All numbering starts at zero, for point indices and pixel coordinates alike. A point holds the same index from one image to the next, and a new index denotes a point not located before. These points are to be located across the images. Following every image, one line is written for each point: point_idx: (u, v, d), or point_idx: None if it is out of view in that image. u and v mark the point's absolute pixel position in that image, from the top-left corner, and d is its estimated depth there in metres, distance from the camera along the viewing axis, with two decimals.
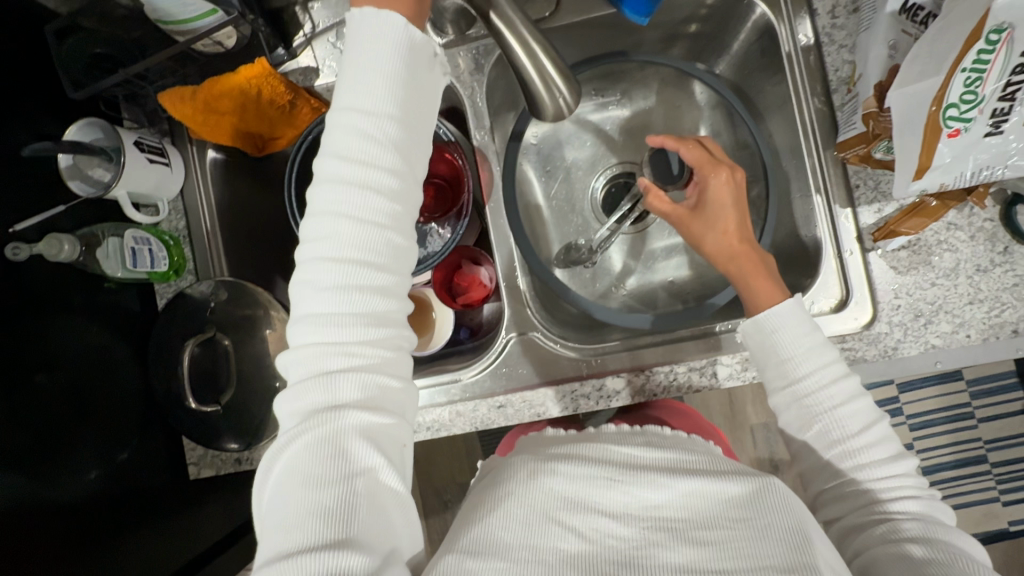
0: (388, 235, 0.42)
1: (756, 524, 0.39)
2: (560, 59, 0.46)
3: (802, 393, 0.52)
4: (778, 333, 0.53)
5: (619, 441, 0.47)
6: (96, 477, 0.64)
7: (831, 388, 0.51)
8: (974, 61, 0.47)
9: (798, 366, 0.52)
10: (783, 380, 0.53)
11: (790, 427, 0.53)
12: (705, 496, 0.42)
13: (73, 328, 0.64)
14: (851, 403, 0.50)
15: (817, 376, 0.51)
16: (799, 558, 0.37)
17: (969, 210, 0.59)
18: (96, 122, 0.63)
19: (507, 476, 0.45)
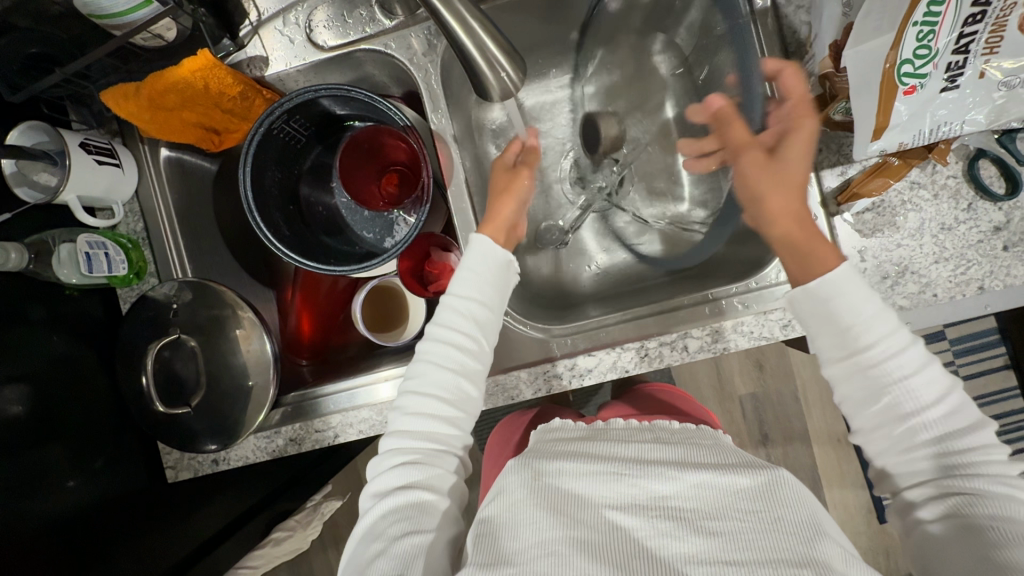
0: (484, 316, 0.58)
1: (767, 517, 0.40)
2: (499, 34, 0.44)
3: (867, 363, 0.49)
4: (835, 301, 0.50)
5: (626, 440, 0.50)
6: (75, 485, 0.63)
7: (901, 357, 0.49)
8: (925, 13, 0.46)
9: (862, 334, 0.50)
10: (843, 351, 0.51)
11: (854, 401, 0.51)
12: (711, 487, 0.42)
13: (34, 338, 0.63)
14: (923, 371, 0.48)
15: (889, 341, 0.49)
16: (808, 552, 0.37)
17: (931, 168, 0.59)
18: (40, 125, 0.61)
19: (510, 476, 0.47)
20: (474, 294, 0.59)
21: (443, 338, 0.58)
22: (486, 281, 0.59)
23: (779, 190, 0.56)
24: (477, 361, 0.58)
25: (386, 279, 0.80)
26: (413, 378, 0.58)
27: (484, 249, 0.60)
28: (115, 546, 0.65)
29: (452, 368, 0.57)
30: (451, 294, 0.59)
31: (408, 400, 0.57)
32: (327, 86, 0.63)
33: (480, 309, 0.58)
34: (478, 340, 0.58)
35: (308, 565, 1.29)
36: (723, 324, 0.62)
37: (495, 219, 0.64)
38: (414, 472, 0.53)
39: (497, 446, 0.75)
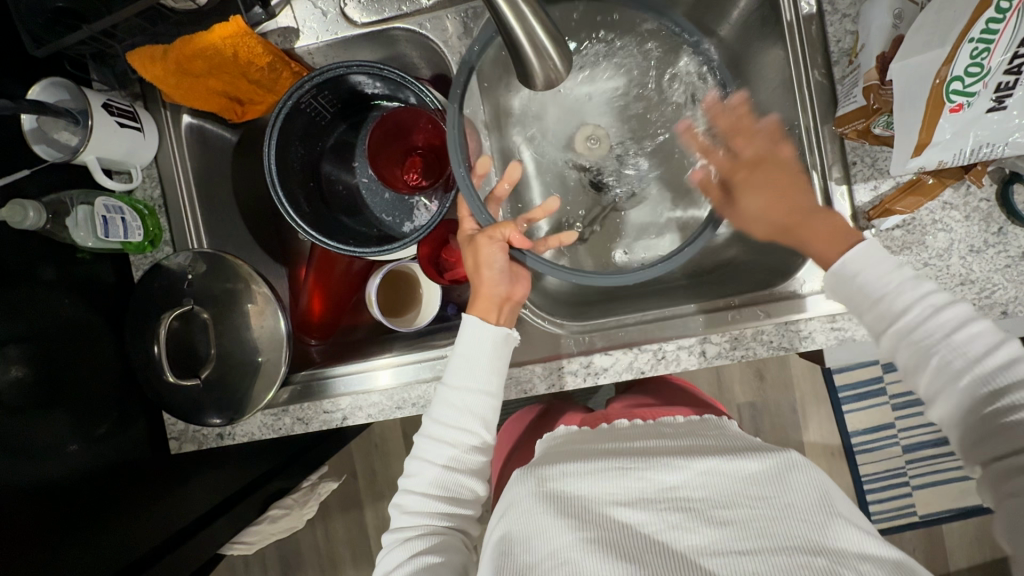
0: (491, 399, 0.59)
1: (778, 503, 0.40)
2: (547, 20, 0.43)
3: (908, 327, 0.50)
4: (863, 276, 0.52)
5: (632, 438, 0.51)
6: (78, 450, 0.63)
7: (939, 317, 0.49)
8: (982, 31, 0.46)
9: (894, 302, 0.51)
10: (883, 322, 0.51)
11: (908, 368, 0.51)
12: (720, 474, 0.43)
13: (44, 300, 0.62)
14: (966, 328, 0.48)
15: (918, 306, 0.50)
16: (820, 538, 0.37)
17: (965, 189, 0.58)
18: (62, 82, 0.59)
19: (515, 487, 0.47)
20: (472, 385, 0.58)
21: (440, 435, 0.58)
22: (485, 370, 0.59)
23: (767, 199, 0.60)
24: (478, 453, 0.58)
25: (402, 264, 0.79)
26: (411, 476, 0.58)
27: (477, 336, 0.60)
28: (114, 516, 0.64)
29: (451, 466, 0.57)
30: (448, 382, 0.59)
31: (407, 498, 0.57)
32: (360, 63, 0.61)
33: (476, 401, 0.58)
34: (478, 434, 0.58)
35: (297, 543, 1.29)
36: (744, 331, 0.61)
37: (480, 296, 0.62)
38: (420, 542, 0.53)
39: (506, 440, 0.75)
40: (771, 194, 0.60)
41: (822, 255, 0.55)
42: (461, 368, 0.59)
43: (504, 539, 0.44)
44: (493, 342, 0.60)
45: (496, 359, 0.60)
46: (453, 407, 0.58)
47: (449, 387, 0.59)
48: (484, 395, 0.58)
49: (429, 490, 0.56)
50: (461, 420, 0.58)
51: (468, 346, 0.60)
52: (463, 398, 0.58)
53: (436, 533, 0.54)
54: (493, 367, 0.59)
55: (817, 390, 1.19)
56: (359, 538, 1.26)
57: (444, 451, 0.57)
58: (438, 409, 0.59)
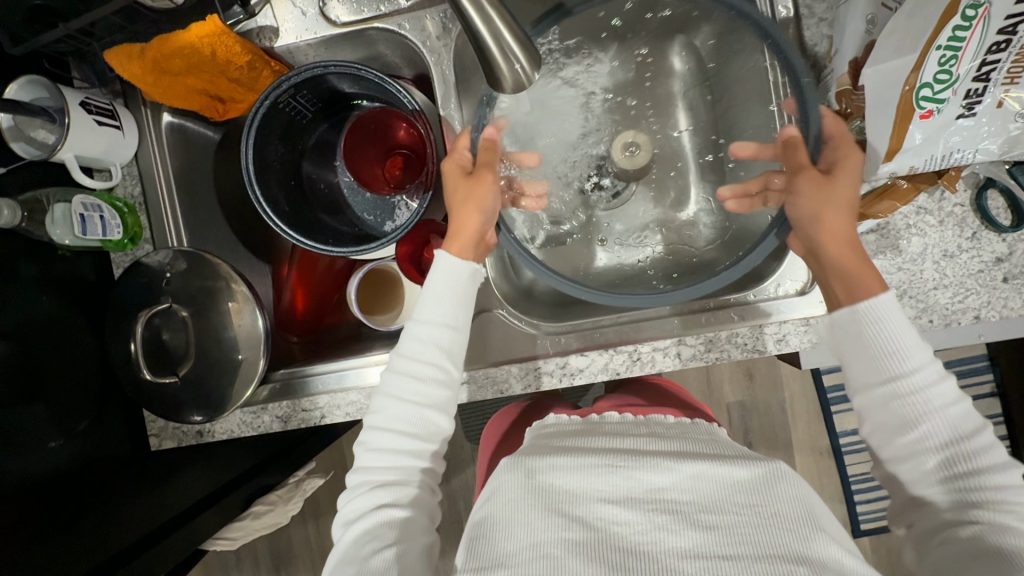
0: (457, 333, 0.58)
1: (764, 512, 0.40)
2: (514, 25, 0.43)
3: (905, 389, 0.49)
4: (884, 323, 0.50)
5: (621, 435, 0.50)
6: (57, 447, 0.63)
7: (940, 387, 0.48)
8: (949, 38, 0.46)
9: (895, 363, 0.50)
10: (884, 373, 0.50)
11: (886, 429, 0.50)
12: (708, 479, 0.43)
13: (24, 297, 0.62)
14: (961, 403, 0.48)
15: (922, 373, 0.49)
16: (805, 550, 0.38)
17: (940, 194, 0.58)
18: (40, 81, 0.60)
19: (504, 475, 0.47)
20: (443, 316, 0.58)
21: (407, 367, 0.56)
22: (456, 303, 0.58)
23: (829, 217, 0.54)
24: (445, 388, 0.57)
25: (383, 263, 0.79)
26: (378, 414, 0.56)
27: (450, 269, 0.59)
28: (96, 512, 0.64)
29: (419, 402, 0.56)
30: (417, 319, 0.58)
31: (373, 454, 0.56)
32: (337, 63, 0.61)
33: (448, 335, 0.57)
34: (444, 368, 0.57)
35: (288, 539, 1.30)
36: (719, 333, 0.62)
37: (460, 234, 0.61)
38: (383, 495, 0.53)
39: (490, 437, 0.75)
40: (829, 214, 0.53)
41: (863, 287, 0.52)
42: (431, 300, 0.58)
43: (481, 522, 0.44)
44: (461, 275, 0.59)
45: (464, 294, 0.59)
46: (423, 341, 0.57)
47: (417, 322, 0.58)
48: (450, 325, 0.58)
49: (400, 427, 0.55)
50: (428, 352, 0.57)
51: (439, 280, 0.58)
52: (429, 334, 0.57)
53: (407, 483, 0.54)
54: (462, 304, 0.59)
55: (805, 389, 1.20)
56: None
57: (410, 386, 0.56)
58: (405, 336, 0.58)
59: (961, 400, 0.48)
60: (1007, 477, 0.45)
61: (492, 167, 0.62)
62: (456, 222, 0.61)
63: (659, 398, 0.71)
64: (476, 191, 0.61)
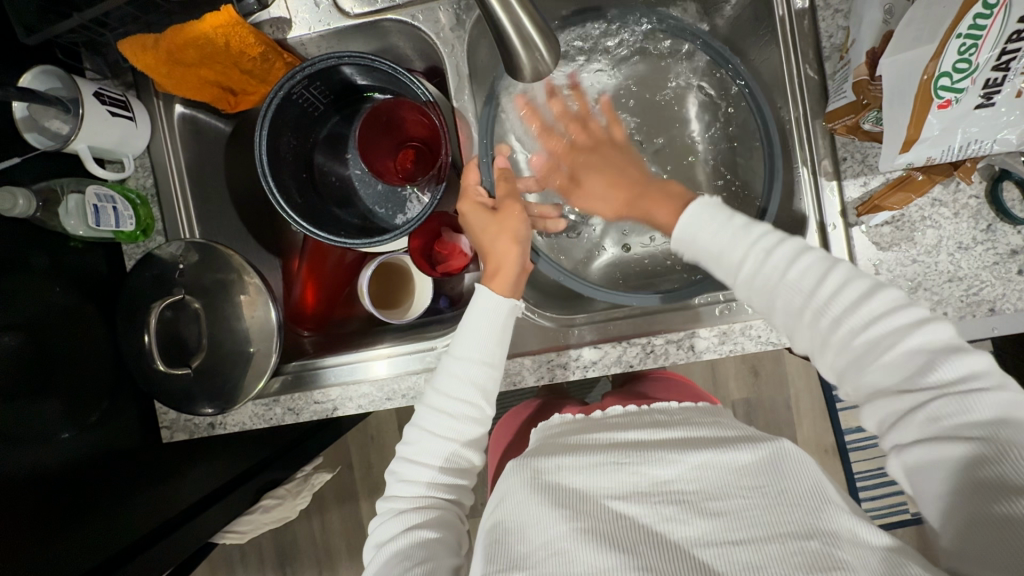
0: (494, 371, 0.59)
1: (771, 491, 0.40)
2: (535, 13, 0.43)
3: (824, 304, 0.49)
4: (780, 268, 0.51)
5: (622, 427, 0.50)
6: (69, 438, 0.63)
7: (846, 291, 0.48)
8: (970, 26, 0.46)
9: (764, 277, 0.51)
10: (802, 297, 0.50)
11: (824, 343, 0.49)
12: (717, 466, 0.43)
13: (36, 288, 0.62)
14: (876, 301, 0.47)
15: (801, 280, 0.50)
16: (814, 522, 0.38)
17: (955, 186, 0.58)
18: (53, 71, 0.59)
19: (510, 478, 0.47)
20: (477, 357, 0.58)
21: (442, 404, 0.58)
22: (489, 341, 0.59)
23: (603, 180, 0.65)
24: (478, 425, 0.58)
25: (394, 256, 0.79)
26: (410, 446, 0.58)
27: (486, 308, 0.60)
28: (108, 504, 0.64)
29: (449, 437, 0.57)
30: (453, 354, 0.59)
31: (406, 468, 0.57)
32: (351, 53, 0.61)
33: (484, 374, 0.58)
34: (480, 406, 0.58)
35: (293, 535, 1.30)
36: (732, 325, 0.62)
37: (504, 267, 0.62)
38: (414, 516, 0.53)
39: (503, 433, 0.75)
40: (593, 201, 0.66)
41: (661, 222, 0.60)
42: (469, 337, 0.59)
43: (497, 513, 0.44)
44: (500, 314, 0.60)
45: (503, 332, 0.60)
46: (461, 379, 0.58)
47: (455, 358, 0.59)
48: (488, 365, 0.58)
49: (433, 462, 0.57)
50: (464, 390, 0.58)
51: (476, 313, 0.60)
52: (467, 373, 0.58)
53: (434, 507, 0.54)
54: (499, 342, 0.59)
55: (811, 386, 1.20)
56: (354, 530, 1.27)
57: (447, 421, 0.57)
58: (443, 369, 0.59)
59: (874, 290, 0.48)
60: (950, 369, 0.44)
61: (512, 195, 0.65)
62: (497, 254, 0.63)
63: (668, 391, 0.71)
64: (503, 223, 0.63)
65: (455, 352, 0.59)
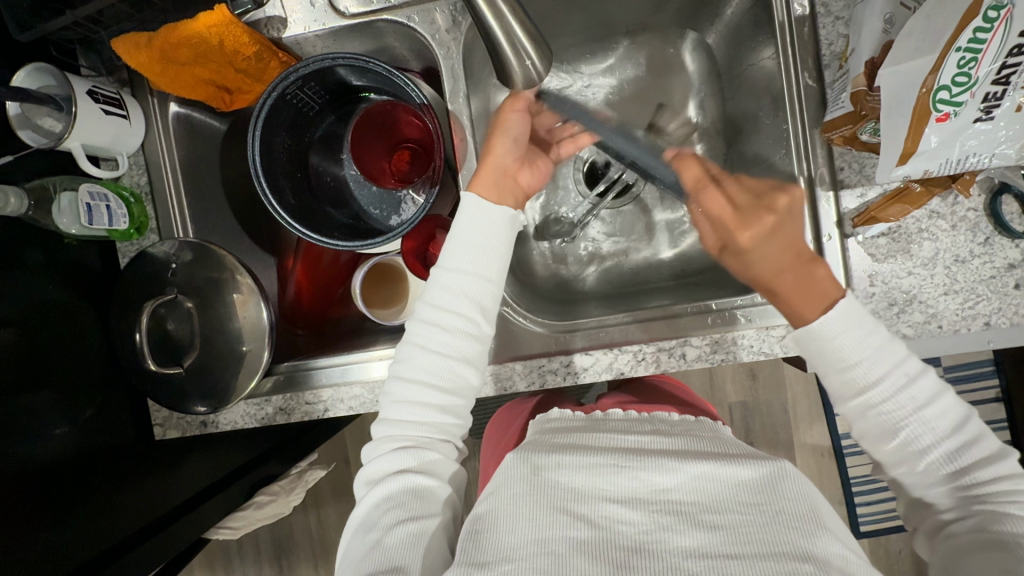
0: (492, 285, 0.57)
1: (768, 510, 0.40)
2: (530, 22, 0.43)
3: (878, 400, 0.49)
4: (841, 339, 0.50)
5: (624, 431, 0.50)
6: (63, 433, 0.63)
7: (912, 389, 0.48)
8: (969, 40, 0.45)
9: (863, 372, 0.49)
10: (854, 390, 0.50)
11: (870, 437, 0.50)
12: (715, 479, 0.43)
13: (29, 285, 0.62)
14: (936, 402, 0.48)
15: (870, 371, 0.49)
16: (806, 545, 0.38)
17: (953, 199, 0.58)
18: (47, 68, 0.59)
19: (509, 470, 0.46)
20: (471, 268, 0.56)
21: (436, 317, 0.56)
22: (489, 255, 0.57)
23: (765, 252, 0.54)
24: (475, 343, 0.56)
25: (387, 258, 0.79)
26: (404, 362, 0.56)
27: (478, 212, 0.57)
28: (101, 501, 0.64)
29: (447, 353, 0.55)
30: (446, 267, 0.57)
31: (399, 389, 0.55)
32: (346, 55, 0.61)
33: (481, 284, 0.56)
34: (476, 322, 0.56)
35: (289, 527, 1.30)
36: (724, 335, 0.62)
37: (486, 162, 0.60)
38: (410, 459, 0.52)
39: (494, 436, 0.75)
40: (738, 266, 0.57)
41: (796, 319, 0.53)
42: (462, 246, 0.57)
43: (479, 518, 0.44)
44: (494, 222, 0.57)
45: (497, 245, 0.57)
46: (454, 291, 0.56)
47: (449, 268, 0.57)
48: (481, 275, 0.56)
49: (425, 378, 0.55)
50: (458, 300, 0.56)
51: (467, 219, 0.58)
52: (459, 280, 0.56)
53: (429, 446, 0.53)
54: (494, 254, 0.57)
55: (808, 391, 1.19)
56: None
57: (441, 330, 0.55)
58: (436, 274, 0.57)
59: (943, 394, 0.49)
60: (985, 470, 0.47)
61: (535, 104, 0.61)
62: (488, 149, 0.60)
63: (660, 396, 0.71)
64: (501, 126, 0.61)
65: (447, 261, 0.57)
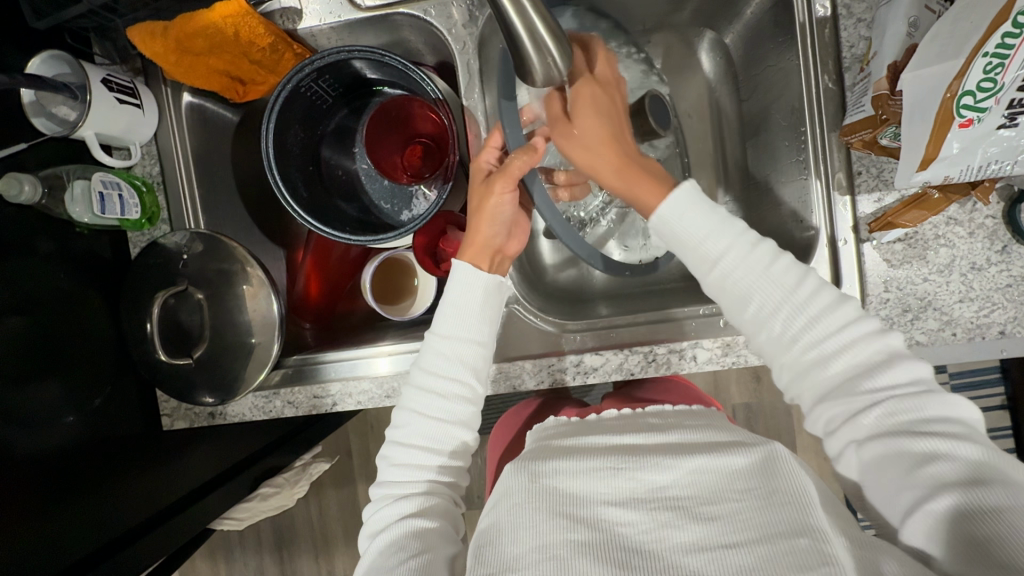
0: (482, 348, 0.58)
1: (763, 492, 0.40)
2: (550, 19, 0.43)
3: None
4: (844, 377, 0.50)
5: (617, 430, 0.50)
6: (72, 421, 0.63)
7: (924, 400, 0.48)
8: (997, 45, 0.44)
9: (712, 245, 0.52)
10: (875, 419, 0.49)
11: None
12: (711, 470, 0.42)
13: (40, 272, 0.62)
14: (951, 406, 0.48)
15: (737, 244, 0.52)
16: (806, 518, 0.38)
17: (972, 206, 0.57)
18: (61, 56, 0.59)
19: (508, 482, 0.45)
20: (464, 335, 0.58)
21: (428, 385, 0.57)
22: (477, 319, 0.58)
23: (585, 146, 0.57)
24: (469, 405, 0.57)
25: (398, 253, 0.79)
26: (399, 429, 0.57)
27: (469, 281, 0.59)
28: (107, 492, 0.64)
29: (441, 418, 0.56)
30: (437, 332, 0.59)
31: (397, 451, 0.56)
32: (362, 48, 0.60)
33: (472, 348, 0.57)
34: (470, 385, 0.57)
35: (291, 518, 1.31)
36: (736, 338, 0.61)
37: (474, 241, 0.60)
38: (410, 504, 0.52)
39: (500, 438, 0.75)
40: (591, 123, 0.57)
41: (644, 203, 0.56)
42: (449, 315, 0.58)
43: (487, 531, 0.43)
44: (484, 287, 0.59)
45: (487, 310, 0.59)
46: (444, 356, 0.57)
47: (438, 335, 0.58)
48: (471, 341, 0.58)
49: (421, 443, 0.55)
50: (449, 365, 0.57)
51: (456, 286, 0.59)
52: (449, 347, 0.57)
53: (434, 494, 0.53)
54: (485, 318, 0.59)
55: None
56: (350, 515, 1.28)
57: (432, 397, 0.56)
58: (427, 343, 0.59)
59: (840, 305, 0.49)
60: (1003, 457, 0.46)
61: (515, 174, 0.59)
62: (474, 226, 0.60)
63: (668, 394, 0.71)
64: (482, 201, 0.60)
65: (438, 328, 0.59)
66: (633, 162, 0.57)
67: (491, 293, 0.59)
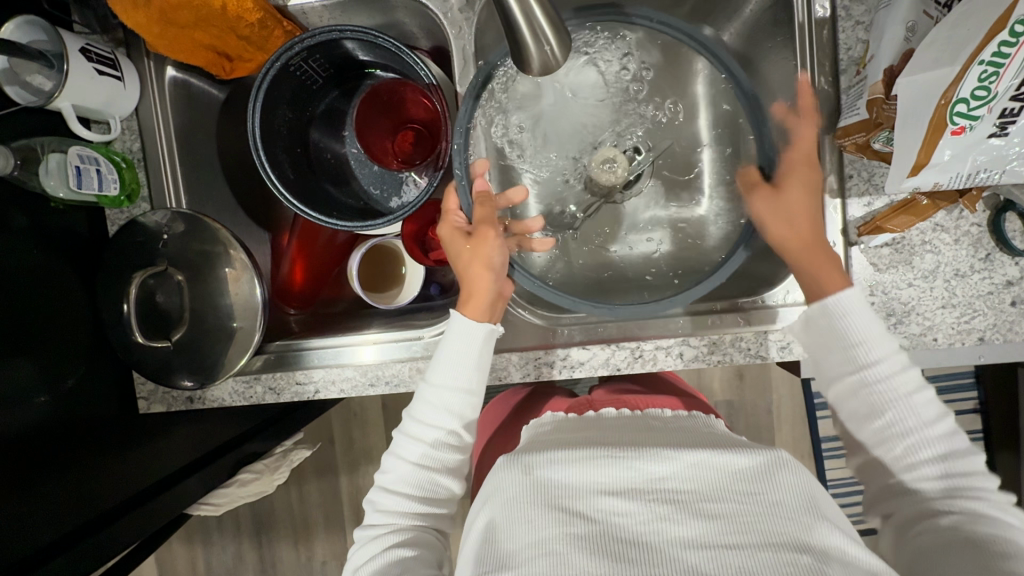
0: (472, 398, 0.57)
1: (763, 501, 0.40)
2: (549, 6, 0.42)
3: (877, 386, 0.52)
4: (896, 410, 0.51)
5: (615, 430, 0.50)
6: (45, 403, 0.61)
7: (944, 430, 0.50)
8: (993, 53, 0.44)
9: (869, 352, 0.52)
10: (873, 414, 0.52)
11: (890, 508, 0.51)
12: (707, 468, 0.42)
13: (14, 248, 0.60)
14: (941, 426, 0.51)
15: (890, 362, 0.52)
16: (805, 535, 0.38)
17: (958, 213, 0.58)
18: (35, 22, 0.57)
19: (501, 473, 0.45)
20: (451, 386, 0.57)
21: (418, 434, 0.56)
22: (467, 369, 0.57)
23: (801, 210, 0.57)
24: (455, 452, 0.57)
25: (386, 240, 0.77)
26: (388, 474, 0.57)
27: (459, 336, 0.58)
28: (87, 477, 0.62)
29: (428, 467, 0.56)
30: (431, 383, 0.57)
31: (382, 495, 0.56)
32: (354, 27, 0.58)
33: (461, 400, 0.57)
34: (458, 435, 0.57)
35: (270, 504, 1.30)
36: (723, 336, 0.62)
37: (473, 294, 0.59)
38: (392, 537, 0.53)
39: (489, 422, 0.74)
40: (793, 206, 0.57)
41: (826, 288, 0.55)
42: (441, 368, 0.57)
43: (487, 526, 0.43)
44: (477, 343, 0.57)
45: (482, 364, 0.58)
46: (433, 409, 0.57)
47: (428, 386, 0.57)
48: (460, 394, 0.57)
49: (404, 490, 0.56)
50: (438, 416, 0.56)
51: (450, 342, 0.58)
52: (443, 399, 0.56)
53: (410, 529, 0.54)
54: (475, 373, 0.57)
55: (793, 393, 1.20)
56: (331, 502, 1.28)
57: (419, 447, 0.56)
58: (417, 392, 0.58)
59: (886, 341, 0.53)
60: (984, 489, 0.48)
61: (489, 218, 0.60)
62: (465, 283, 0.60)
63: (649, 387, 0.72)
64: (476, 248, 0.59)
65: (429, 379, 0.57)
66: (820, 250, 0.56)
67: (480, 342, 0.58)
